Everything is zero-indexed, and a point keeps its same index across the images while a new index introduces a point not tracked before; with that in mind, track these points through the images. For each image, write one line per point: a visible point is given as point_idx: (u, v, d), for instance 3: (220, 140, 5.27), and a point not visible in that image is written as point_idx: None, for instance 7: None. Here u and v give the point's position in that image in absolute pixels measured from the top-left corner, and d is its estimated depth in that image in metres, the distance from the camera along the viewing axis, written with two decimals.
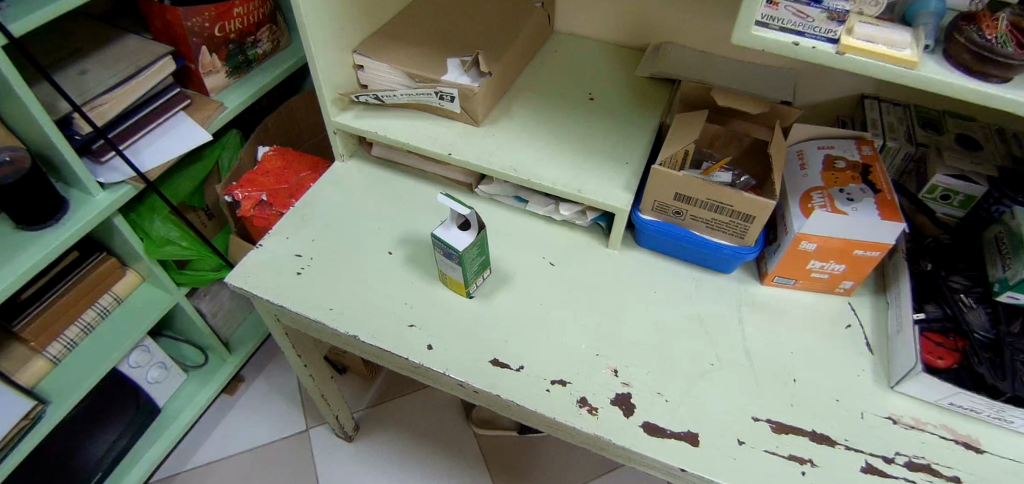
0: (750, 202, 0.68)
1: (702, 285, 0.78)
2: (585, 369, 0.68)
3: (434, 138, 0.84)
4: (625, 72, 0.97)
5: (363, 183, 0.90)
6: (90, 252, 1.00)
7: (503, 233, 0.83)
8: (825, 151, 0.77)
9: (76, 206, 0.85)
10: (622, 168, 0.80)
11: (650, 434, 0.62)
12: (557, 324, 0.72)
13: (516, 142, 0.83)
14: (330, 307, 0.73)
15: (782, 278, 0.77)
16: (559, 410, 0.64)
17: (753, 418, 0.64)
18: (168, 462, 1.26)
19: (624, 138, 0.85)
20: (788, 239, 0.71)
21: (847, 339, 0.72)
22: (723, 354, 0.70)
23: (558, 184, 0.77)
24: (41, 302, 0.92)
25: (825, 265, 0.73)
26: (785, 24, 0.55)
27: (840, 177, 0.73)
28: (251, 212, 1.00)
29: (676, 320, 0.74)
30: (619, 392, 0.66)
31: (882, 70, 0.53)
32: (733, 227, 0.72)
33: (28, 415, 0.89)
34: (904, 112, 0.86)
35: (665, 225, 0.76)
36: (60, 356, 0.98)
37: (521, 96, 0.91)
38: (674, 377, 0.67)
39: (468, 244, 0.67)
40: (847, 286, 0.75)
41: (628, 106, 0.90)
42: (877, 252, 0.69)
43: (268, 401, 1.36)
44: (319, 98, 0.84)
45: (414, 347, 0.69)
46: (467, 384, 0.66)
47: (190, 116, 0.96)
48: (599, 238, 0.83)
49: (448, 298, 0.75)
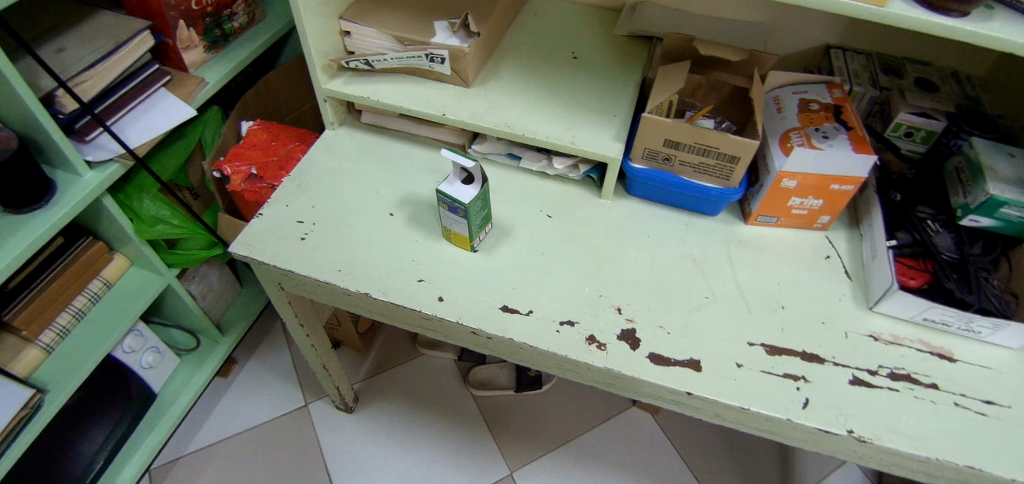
0: (738, 143, 0.72)
1: (692, 228, 0.83)
2: (590, 309, 0.71)
3: (426, 100, 0.85)
4: (604, 32, 1.00)
5: (356, 150, 0.90)
6: (75, 237, 0.97)
7: (500, 190, 0.85)
8: (799, 95, 0.81)
9: (63, 188, 0.82)
10: (610, 120, 0.83)
11: (657, 364, 0.67)
12: (560, 271, 0.76)
13: (506, 100, 0.85)
14: (339, 268, 0.74)
15: (765, 217, 0.82)
16: (571, 348, 0.67)
17: (750, 344, 0.70)
18: (167, 448, 1.25)
19: (610, 92, 0.88)
20: (771, 178, 0.76)
21: (828, 269, 0.79)
22: (716, 288, 0.75)
23: (551, 137, 0.80)
24: (29, 290, 0.89)
25: (805, 201, 0.78)
26: None
27: (815, 118, 0.77)
28: (241, 187, 0.99)
29: (671, 260, 0.78)
30: (624, 328, 0.70)
31: (855, 8, 0.57)
32: (720, 170, 0.77)
33: (27, 404, 0.86)
34: (867, 59, 0.91)
35: (656, 172, 0.80)
36: (53, 345, 0.95)
37: (506, 57, 0.93)
38: (673, 311, 0.72)
39: (472, 197, 0.69)
40: (825, 221, 0.81)
41: (610, 63, 0.93)
42: (851, 186, 0.74)
43: (264, 380, 1.37)
44: (308, 65, 0.84)
45: (425, 300, 0.71)
46: (480, 331, 0.69)
47: (172, 92, 0.95)
48: (592, 190, 0.86)
49: (452, 252, 0.77)
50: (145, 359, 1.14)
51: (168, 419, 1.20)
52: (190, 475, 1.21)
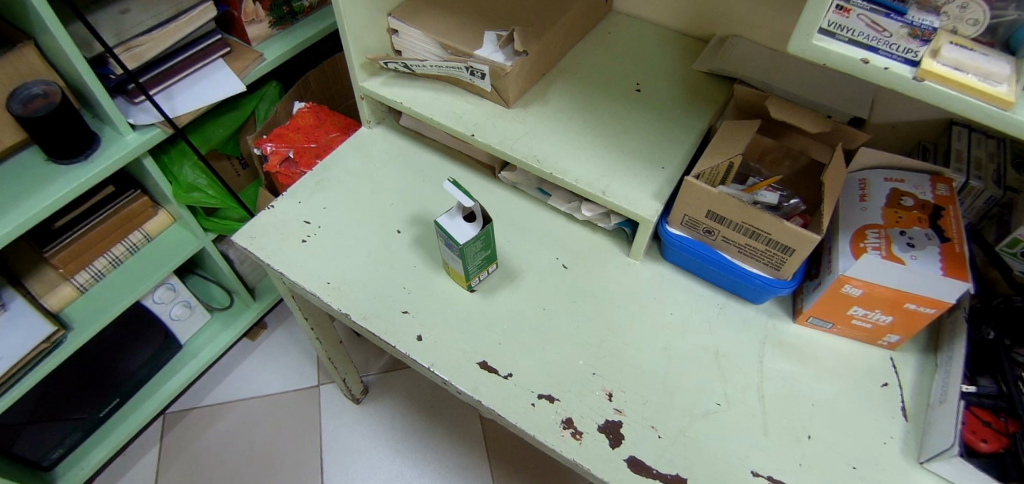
0: (793, 233, 0.60)
1: (726, 314, 0.71)
2: (577, 387, 0.63)
3: (459, 115, 0.79)
4: (681, 64, 0.88)
5: (385, 153, 0.87)
6: (124, 188, 1.02)
7: (519, 226, 0.78)
8: (892, 184, 0.66)
9: (105, 144, 0.86)
10: (656, 173, 0.72)
11: (635, 471, 0.58)
12: (557, 333, 0.67)
13: (545, 130, 0.77)
14: (328, 281, 0.71)
15: (817, 319, 0.68)
16: (542, 428, 0.60)
17: (754, 473, 0.58)
18: (185, 396, 1.32)
19: (665, 138, 0.77)
20: (830, 279, 0.63)
21: (880, 399, 0.65)
22: (733, 394, 0.64)
23: (581, 181, 0.71)
24: (73, 232, 0.95)
25: (870, 313, 0.64)
26: (856, 36, 0.44)
27: (905, 217, 0.63)
28: (277, 168, 1.01)
29: (688, 347, 0.67)
30: (609, 419, 0.61)
31: (963, 105, 0.42)
32: (771, 258, 0.64)
33: (49, 339, 0.90)
34: (998, 146, 0.73)
35: (694, 243, 0.69)
36: (87, 285, 1.01)
37: (561, 79, 0.84)
38: (672, 412, 0.62)
39: (470, 238, 0.62)
40: (892, 339, 0.67)
41: (677, 102, 0.82)
42: (932, 309, 0.60)
43: (285, 351, 1.40)
44: (347, 61, 0.80)
45: (403, 336, 0.66)
46: (450, 383, 0.63)
47: (228, 64, 0.96)
48: (621, 245, 0.77)
49: (448, 288, 0.71)
50: (173, 311, 1.21)
51: (190, 369, 1.27)
52: (199, 427, 1.28)
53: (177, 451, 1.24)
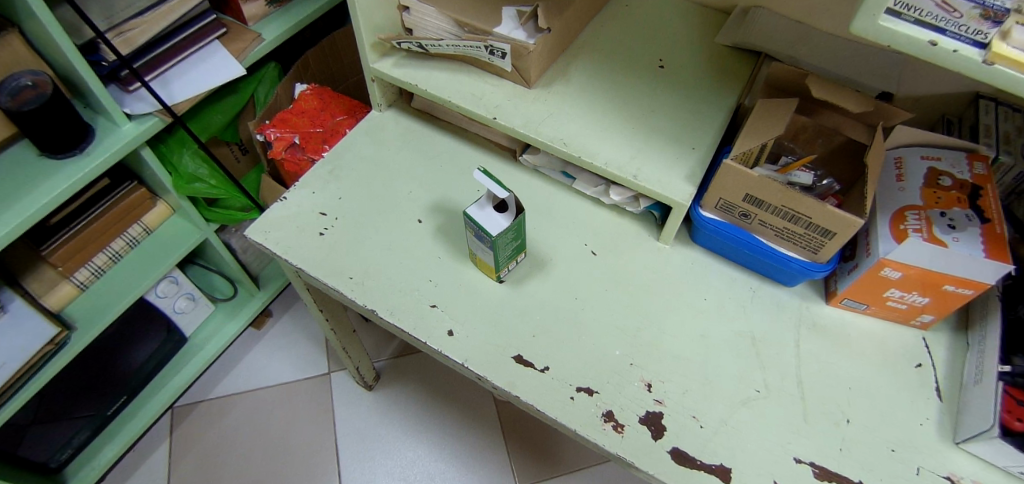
0: (836, 217, 0.58)
1: (761, 298, 0.70)
2: (616, 379, 0.62)
3: (479, 97, 0.75)
4: (704, 37, 0.85)
5: (399, 138, 0.83)
6: (120, 180, 0.98)
7: (545, 212, 0.76)
8: (929, 162, 0.64)
9: (101, 136, 0.81)
10: (687, 154, 0.70)
11: (679, 463, 0.57)
12: (591, 323, 0.66)
13: (569, 110, 0.74)
14: (351, 275, 0.69)
15: (851, 301, 0.67)
16: (582, 422, 0.59)
17: (796, 460, 0.58)
18: (193, 389, 1.29)
19: (694, 115, 0.74)
20: (869, 262, 0.61)
21: (915, 380, 0.64)
22: (771, 380, 0.63)
23: (611, 165, 0.69)
24: (69, 228, 0.91)
25: (906, 295, 0.63)
26: (923, 16, 0.41)
27: (944, 198, 0.61)
28: (283, 155, 0.96)
29: (724, 335, 0.66)
30: (650, 411, 0.60)
31: None
32: (810, 242, 0.63)
33: (52, 341, 0.88)
34: None
35: (728, 227, 0.67)
36: (87, 283, 0.98)
37: (582, 55, 0.80)
38: (713, 401, 0.61)
39: (502, 229, 0.60)
40: (926, 319, 0.66)
41: (704, 78, 0.78)
42: (970, 290, 0.59)
43: (293, 339, 1.37)
44: (357, 41, 0.76)
45: (433, 332, 0.64)
46: (486, 379, 0.62)
47: (225, 46, 0.90)
48: (650, 229, 0.75)
49: (476, 279, 0.69)
50: (177, 304, 1.17)
51: (197, 363, 1.24)
52: (210, 420, 1.26)
53: (189, 445, 1.22)
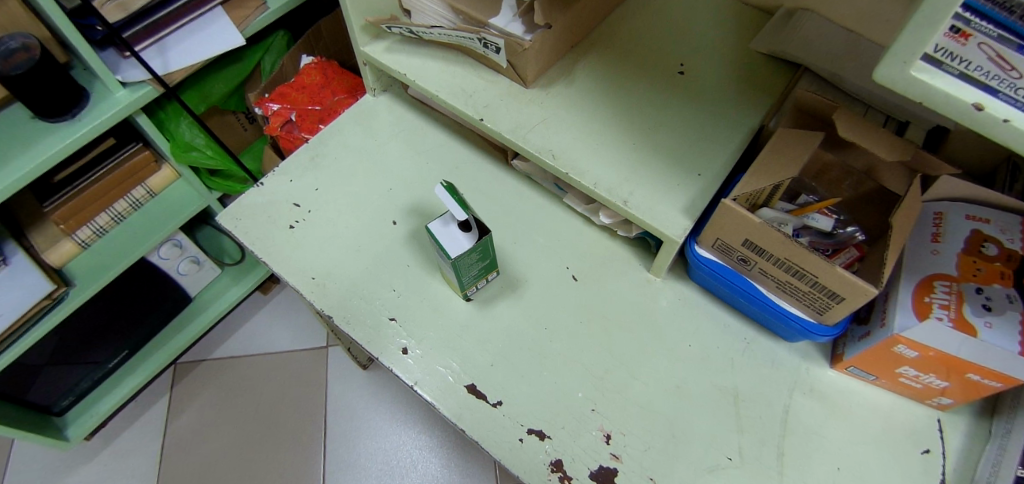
0: (847, 282, 0.49)
1: (753, 351, 0.62)
2: (572, 424, 0.57)
3: (470, 94, 0.69)
4: (738, 41, 0.74)
5: (389, 127, 0.78)
6: (126, 142, 0.98)
7: (529, 226, 0.70)
8: (975, 223, 0.54)
9: (94, 101, 0.80)
10: (691, 181, 0.62)
11: None
12: (557, 358, 0.61)
13: (565, 118, 0.67)
14: (314, 275, 0.66)
15: (858, 369, 0.59)
16: (526, 468, 0.55)
17: None
18: (196, 347, 1.33)
19: (708, 134, 0.65)
20: (882, 335, 0.53)
21: (918, 469, 0.56)
22: (748, 448, 0.56)
23: (601, 186, 0.62)
24: (73, 186, 0.92)
25: (923, 375, 0.54)
26: (970, 70, 0.32)
27: (984, 270, 0.51)
28: (279, 131, 0.97)
29: (703, 388, 0.60)
30: (604, 465, 0.55)
31: None
32: (815, 302, 0.55)
33: (49, 295, 0.90)
34: None
35: (724, 270, 0.60)
36: (89, 241, 0.99)
37: (592, 53, 0.72)
38: (675, 464, 0.55)
39: (463, 252, 0.55)
40: (944, 401, 0.57)
41: (727, 89, 0.69)
42: (1000, 383, 0.49)
43: (296, 309, 1.39)
44: (346, 22, 0.70)
45: (388, 347, 0.61)
46: (434, 406, 0.58)
47: (228, 13, 0.86)
48: (643, 258, 0.68)
49: (443, 294, 0.65)
50: (181, 266, 1.19)
51: (199, 323, 1.27)
52: (209, 379, 1.30)
53: (188, 401, 1.27)
